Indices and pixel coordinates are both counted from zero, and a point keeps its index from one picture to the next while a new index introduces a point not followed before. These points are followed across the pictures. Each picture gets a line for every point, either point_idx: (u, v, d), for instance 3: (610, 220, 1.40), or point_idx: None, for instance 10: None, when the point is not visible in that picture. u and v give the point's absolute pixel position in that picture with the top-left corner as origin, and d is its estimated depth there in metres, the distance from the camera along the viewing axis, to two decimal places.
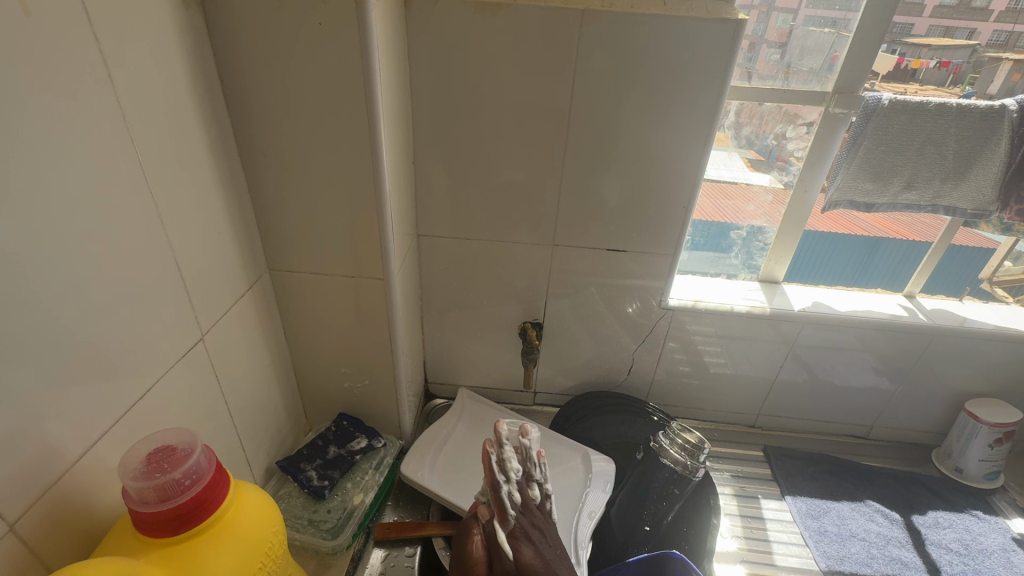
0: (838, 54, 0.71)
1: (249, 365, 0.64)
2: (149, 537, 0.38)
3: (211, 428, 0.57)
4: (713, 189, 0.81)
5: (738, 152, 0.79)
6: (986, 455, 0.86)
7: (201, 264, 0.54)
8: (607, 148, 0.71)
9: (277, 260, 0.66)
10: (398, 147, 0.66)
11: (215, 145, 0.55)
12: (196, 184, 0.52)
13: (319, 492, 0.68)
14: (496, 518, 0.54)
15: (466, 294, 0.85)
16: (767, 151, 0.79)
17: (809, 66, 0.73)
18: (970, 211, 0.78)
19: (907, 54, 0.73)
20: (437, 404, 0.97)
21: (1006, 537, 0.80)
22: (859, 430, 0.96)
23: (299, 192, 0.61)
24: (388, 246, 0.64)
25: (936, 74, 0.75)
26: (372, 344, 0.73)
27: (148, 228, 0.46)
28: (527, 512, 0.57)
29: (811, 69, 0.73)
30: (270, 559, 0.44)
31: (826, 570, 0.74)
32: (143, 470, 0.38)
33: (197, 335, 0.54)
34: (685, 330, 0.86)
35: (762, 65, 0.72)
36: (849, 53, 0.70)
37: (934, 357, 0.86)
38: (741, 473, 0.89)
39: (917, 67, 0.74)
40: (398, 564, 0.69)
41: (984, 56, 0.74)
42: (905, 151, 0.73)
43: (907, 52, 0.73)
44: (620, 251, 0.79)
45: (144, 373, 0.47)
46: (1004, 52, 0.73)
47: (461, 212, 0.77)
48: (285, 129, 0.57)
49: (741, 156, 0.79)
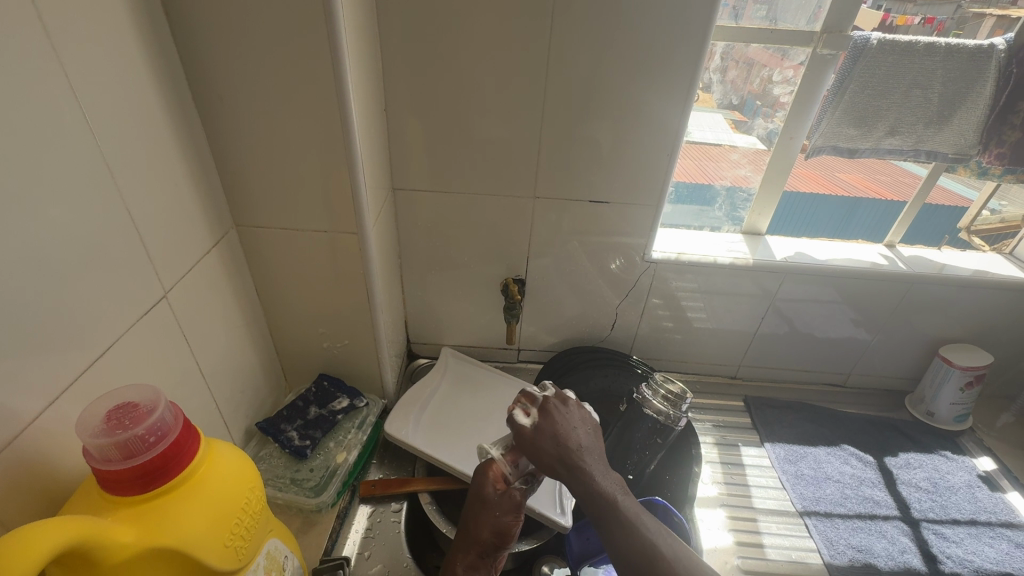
0: (821, 10, 0.69)
1: (220, 326, 0.62)
2: (115, 496, 0.36)
3: (182, 389, 0.55)
4: (694, 151, 0.80)
5: (722, 113, 0.78)
6: (957, 399, 0.88)
7: (159, 217, 0.51)
8: (590, 93, 0.68)
9: (244, 215, 0.63)
10: (368, 93, 0.62)
11: (166, 88, 0.51)
12: (146, 130, 0.48)
13: (301, 452, 0.67)
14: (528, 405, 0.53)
15: (445, 251, 0.83)
16: (751, 111, 0.78)
17: (792, 21, 0.70)
18: (952, 155, 0.77)
19: (892, 9, 0.72)
20: (420, 364, 0.96)
21: (972, 474, 0.83)
22: (837, 378, 0.99)
23: (265, 141, 0.57)
24: (361, 198, 0.61)
25: (921, 31, 0.72)
26: (349, 302, 0.71)
27: (94, 176, 0.43)
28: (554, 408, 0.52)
29: (794, 25, 0.71)
30: (247, 515, 0.43)
31: (802, 511, 0.77)
32: (104, 427, 0.36)
33: (160, 293, 0.51)
34: (668, 284, 0.86)
35: (748, 22, 0.71)
36: (831, 8, 0.68)
37: (910, 306, 0.87)
38: (723, 422, 0.91)
39: (902, 23, 0.72)
40: (385, 519, 0.69)
41: (967, 12, 0.72)
42: (891, 94, 0.72)
43: (892, 8, 0.72)
44: (601, 203, 0.77)
45: (103, 332, 0.44)
46: (988, 8, 0.72)
47: (438, 164, 0.74)
48: (245, 70, 0.53)
49: (725, 117, 0.79)
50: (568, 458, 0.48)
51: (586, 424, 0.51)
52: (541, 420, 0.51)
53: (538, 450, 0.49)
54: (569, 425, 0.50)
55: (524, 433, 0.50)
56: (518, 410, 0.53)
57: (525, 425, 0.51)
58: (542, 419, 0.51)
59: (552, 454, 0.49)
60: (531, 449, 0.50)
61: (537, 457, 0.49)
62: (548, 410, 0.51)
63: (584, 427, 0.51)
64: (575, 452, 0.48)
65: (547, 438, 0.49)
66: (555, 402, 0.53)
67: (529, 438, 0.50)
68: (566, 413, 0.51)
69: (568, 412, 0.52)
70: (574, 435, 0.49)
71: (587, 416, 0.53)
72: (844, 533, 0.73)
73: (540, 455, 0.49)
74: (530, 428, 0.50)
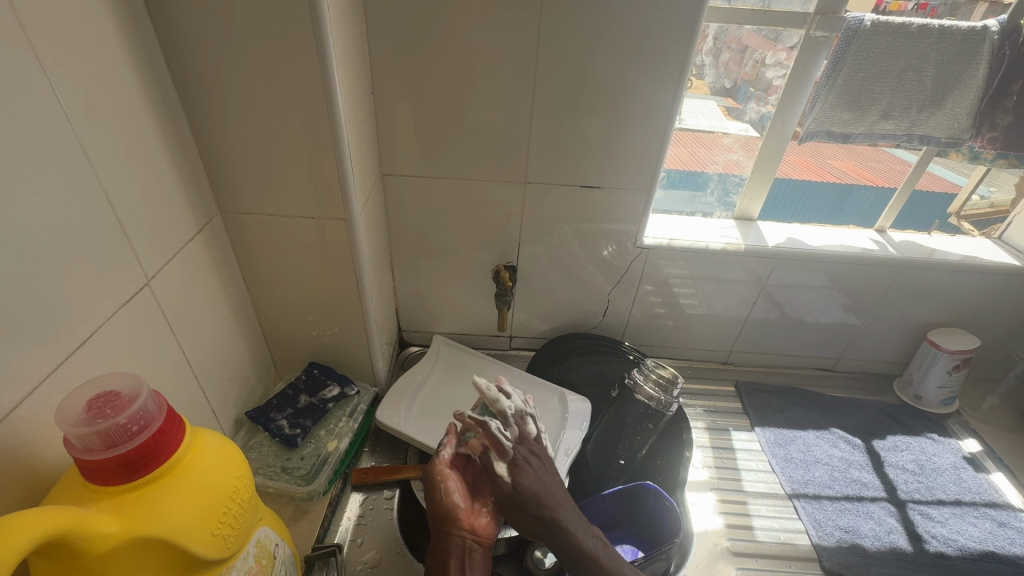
0: None
1: (206, 315, 0.60)
2: (98, 486, 0.35)
3: (167, 379, 0.54)
4: (688, 138, 0.80)
5: (715, 99, 0.78)
6: (944, 382, 0.89)
7: (139, 203, 0.49)
8: (580, 75, 0.66)
9: (229, 201, 0.62)
10: (353, 73, 0.60)
11: (143, 68, 0.49)
12: (123, 111, 0.47)
13: (291, 440, 0.66)
14: (494, 451, 0.59)
15: (436, 238, 0.82)
16: (744, 97, 0.78)
17: (787, 4, 0.70)
18: (945, 139, 0.77)
19: None
20: (412, 352, 0.96)
21: (958, 456, 0.84)
22: (826, 362, 0.99)
23: (248, 123, 0.56)
24: (348, 183, 0.60)
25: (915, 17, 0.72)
26: (339, 290, 0.70)
27: (69, 158, 0.41)
28: (524, 444, 0.62)
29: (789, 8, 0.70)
30: (236, 503, 0.42)
31: (791, 494, 0.77)
32: (84, 417, 0.35)
33: (142, 280, 0.50)
34: (660, 270, 0.85)
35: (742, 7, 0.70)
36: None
37: (900, 291, 0.87)
38: (714, 408, 0.92)
39: (897, 9, 0.71)
40: (378, 506, 0.70)
41: None
42: (885, 77, 0.71)
43: None
44: (593, 188, 0.76)
45: (83, 319, 0.43)
46: None
47: (427, 149, 0.73)
48: (225, 49, 0.51)
49: (718, 104, 0.79)
50: (548, 517, 0.55)
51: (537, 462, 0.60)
52: (516, 474, 0.58)
53: (518, 510, 0.56)
54: (540, 480, 0.58)
55: (503, 491, 0.56)
56: (494, 460, 0.58)
57: (504, 478, 0.57)
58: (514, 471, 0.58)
59: (533, 518, 0.55)
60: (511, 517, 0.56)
61: (519, 519, 0.56)
62: (518, 462, 0.59)
63: (545, 477, 0.59)
64: (553, 513, 0.55)
65: (526, 498, 0.56)
66: (522, 452, 0.60)
67: (507, 501, 0.56)
68: (536, 467, 0.59)
69: (526, 461, 0.59)
70: (543, 494, 0.56)
71: (530, 447, 0.62)
72: (832, 515, 0.74)
73: (522, 520, 0.55)
74: (510, 483, 0.57)
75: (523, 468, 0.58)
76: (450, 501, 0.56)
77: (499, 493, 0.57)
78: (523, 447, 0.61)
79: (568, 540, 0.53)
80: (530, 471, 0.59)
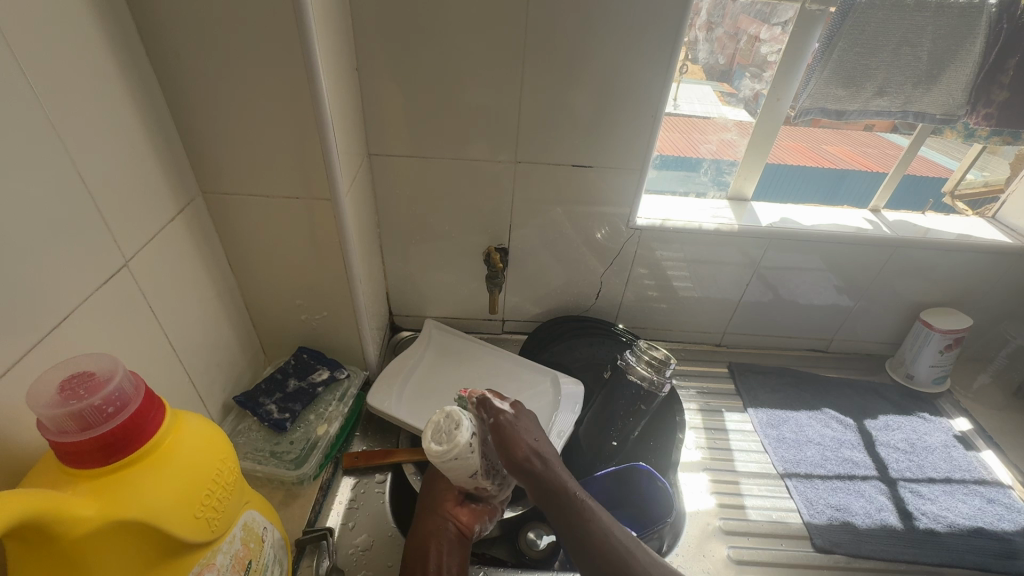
0: None
1: (190, 299, 0.59)
2: (74, 469, 0.34)
3: (150, 363, 0.53)
4: (682, 122, 0.79)
5: (711, 85, 0.77)
6: (936, 361, 0.90)
7: (115, 182, 0.48)
8: (572, 51, 0.65)
9: (211, 181, 0.60)
10: (337, 48, 0.58)
11: (115, 40, 0.47)
12: (97, 86, 0.45)
13: (280, 425, 0.66)
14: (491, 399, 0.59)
15: (426, 220, 0.81)
16: (739, 84, 0.77)
17: None
18: (940, 116, 0.75)
19: None
20: (403, 336, 0.95)
21: (948, 435, 0.85)
22: (819, 343, 0.99)
23: (227, 99, 0.54)
24: (333, 163, 0.58)
25: None
26: (327, 273, 0.68)
27: (37, 134, 0.39)
28: (522, 411, 0.60)
29: None
30: (219, 486, 0.42)
31: (783, 473, 0.78)
32: (57, 398, 0.34)
33: (121, 262, 0.49)
34: (653, 252, 0.85)
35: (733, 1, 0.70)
36: None
37: (893, 271, 0.87)
38: (707, 389, 0.92)
39: None
40: (369, 490, 0.69)
41: None
42: (880, 52, 0.70)
43: None
44: (585, 168, 0.75)
45: (57, 301, 0.42)
46: None
47: (416, 128, 0.71)
48: (201, 21, 0.49)
49: (714, 89, 0.77)
50: (541, 452, 0.55)
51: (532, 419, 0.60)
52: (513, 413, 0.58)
53: (513, 438, 0.55)
54: (533, 431, 0.58)
55: (501, 420, 0.57)
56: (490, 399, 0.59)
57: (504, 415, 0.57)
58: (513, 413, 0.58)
59: (527, 447, 0.55)
60: (506, 442, 0.55)
61: (510, 450, 0.55)
62: (516, 407, 0.60)
63: (536, 429, 0.59)
64: (544, 448, 0.56)
65: (523, 432, 0.56)
66: (517, 407, 0.60)
67: (502, 431, 0.56)
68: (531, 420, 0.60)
69: (523, 414, 0.60)
70: (535, 441, 0.56)
71: (531, 414, 0.61)
72: (823, 494, 0.75)
73: (513, 446, 0.55)
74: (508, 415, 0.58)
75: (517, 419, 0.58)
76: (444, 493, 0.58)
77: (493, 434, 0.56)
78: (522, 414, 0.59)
79: (558, 474, 0.53)
80: (525, 419, 0.59)
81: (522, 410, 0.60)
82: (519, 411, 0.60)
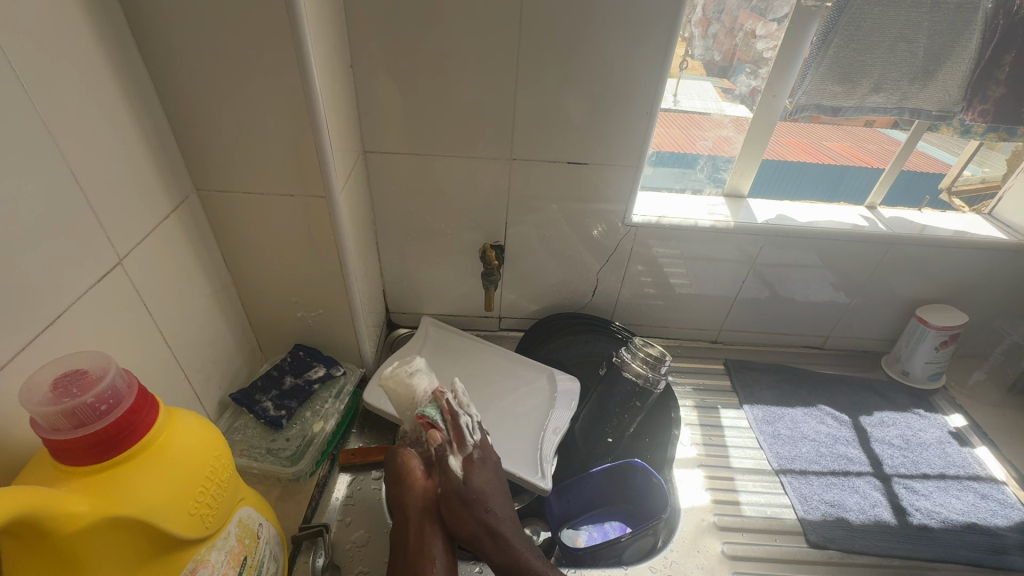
0: None
1: (185, 297, 0.59)
2: (67, 466, 0.35)
3: (145, 361, 0.53)
4: (682, 119, 0.79)
5: (710, 81, 0.77)
6: (931, 357, 0.90)
7: (108, 180, 0.48)
8: (567, 48, 0.64)
9: (206, 179, 0.60)
10: (331, 46, 0.58)
11: (107, 38, 0.47)
12: (89, 84, 0.45)
13: (276, 422, 0.66)
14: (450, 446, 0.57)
15: (422, 218, 0.81)
16: (739, 81, 0.77)
17: None
18: (936, 112, 0.75)
19: None
20: (400, 333, 0.95)
21: (943, 431, 0.85)
22: (816, 340, 1.00)
23: (221, 97, 0.54)
24: (327, 160, 0.58)
25: None
26: (322, 271, 0.69)
27: (30, 132, 0.39)
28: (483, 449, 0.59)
29: None
30: (213, 483, 0.42)
31: (778, 469, 0.78)
32: (50, 395, 0.34)
33: (115, 260, 0.49)
34: (649, 249, 0.85)
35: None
36: None
37: (889, 268, 0.87)
38: (703, 386, 0.92)
39: None
40: (365, 487, 0.69)
41: None
42: (876, 48, 0.70)
43: None
44: (581, 165, 0.75)
45: (50, 299, 0.42)
46: None
47: (411, 126, 0.71)
48: (193, 18, 0.49)
49: (713, 85, 0.77)
50: (491, 528, 0.54)
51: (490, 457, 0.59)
52: (467, 473, 0.56)
53: (464, 508, 0.54)
54: (489, 491, 0.56)
55: (452, 489, 0.55)
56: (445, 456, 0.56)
57: (456, 479, 0.55)
58: (466, 474, 0.56)
59: (477, 524, 0.54)
60: (454, 519, 0.54)
61: (456, 527, 0.54)
62: (472, 460, 0.57)
63: (495, 481, 0.58)
64: (496, 522, 0.54)
65: (472, 501, 0.54)
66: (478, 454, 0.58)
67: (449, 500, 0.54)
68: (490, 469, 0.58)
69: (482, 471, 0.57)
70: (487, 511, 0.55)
71: (492, 458, 0.60)
72: (818, 490, 0.75)
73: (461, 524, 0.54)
74: (459, 478, 0.55)
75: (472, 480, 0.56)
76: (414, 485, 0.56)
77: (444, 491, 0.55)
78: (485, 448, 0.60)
79: (511, 555, 0.53)
80: (481, 473, 0.57)
81: (484, 461, 0.58)
82: (477, 467, 0.57)
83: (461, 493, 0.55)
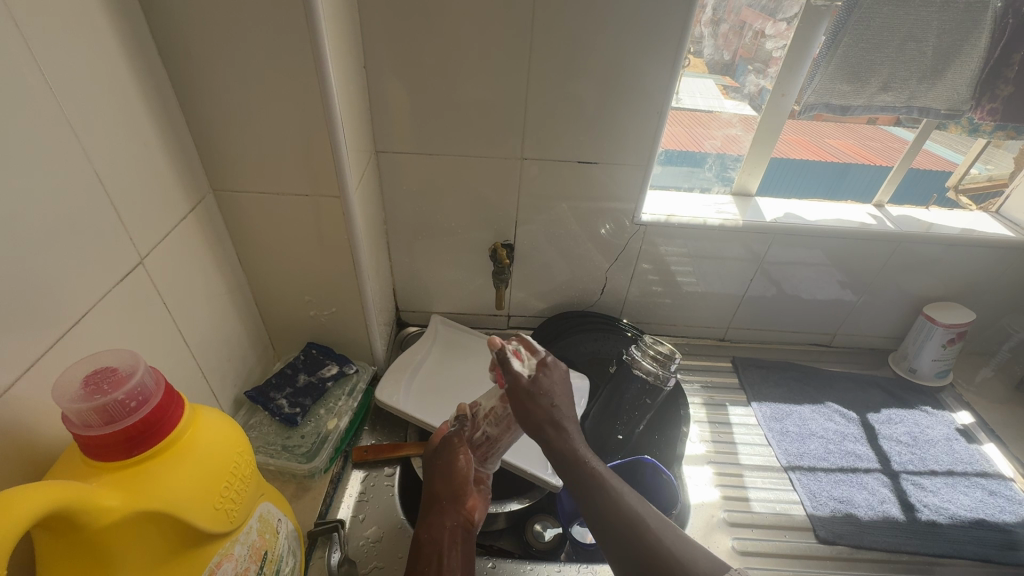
0: None
1: (201, 296, 0.60)
2: (98, 462, 0.35)
3: (165, 359, 0.54)
4: (686, 117, 0.79)
5: (714, 79, 0.77)
6: (938, 355, 0.90)
7: (129, 180, 0.48)
8: (578, 48, 0.65)
9: (221, 179, 0.61)
10: (345, 47, 0.59)
11: (128, 40, 0.47)
12: (111, 85, 0.45)
13: (291, 419, 0.67)
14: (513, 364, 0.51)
15: (432, 217, 0.81)
16: (742, 77, 0.77)
17: None
18: (944, 111, 0.76)
19: None
20: (410, 332, 0.96)
21: (951, 428, 0.86)
22: (823, 338, 1.00)
23: (239, 99, 0.55)
24: (342, 160, 0.59)
25: None
26: (335, 270, 0.69)
27: (56, 135, 0.40)
28: (547, 372, 0.52)
29: None
30: (237, 479, 0.43)
31: (786, 466, 0.78)
32: (81, 392, 0.35)
33: (136, 259, 0.49)
34: (657, 248, 0.85)
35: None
36: None
37: (897, 266, 0.88)
38: (711, 383, 0.93)
39: None
40: (378, 483, 0.70)
41: None
42: (885, 47, 0.70)
43: None
44: (591, 164, 0.75)
45: (74, 299, 0.43)
46: None
47: (422, 125, 0.72)
48: (212, 20, 0.49)
49: (716, 83, 0.77)
50: (558, 420, 0.50)
51: (560, 381, 0.52)
52: (536, 374, 0.51)
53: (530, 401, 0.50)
54: (555, 395, 0.51)
55: (519, 386, 0.50)
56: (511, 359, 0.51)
57: (522, 375, 0.51)
58: (535, 376, 0.51)
59: (545, 414, 0.50)
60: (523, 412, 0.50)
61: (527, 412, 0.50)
62: (544, 365, 0.52)
63: (567, 393, 0.52)
64: (563, 416, 0.50)
65: (541, 396, 0.50)
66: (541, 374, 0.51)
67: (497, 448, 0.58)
68: (557, 379, 0.52)
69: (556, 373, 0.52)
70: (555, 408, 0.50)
71: (563, 368, 0.53)
72: (827, 486, 0.76)
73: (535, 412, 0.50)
74: (527, 378, 0.51)
75: (539, 388, 0.50)
76: (461, 474, 0.56)
77: (513, 392, 0.51)
78: (553, 372, 0.52)
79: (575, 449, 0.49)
80: (549, 384, 0.51)
81: (556, 372, 0.52)
82: (546, 370, 0.52)
83: (529, 392, 0.50)
